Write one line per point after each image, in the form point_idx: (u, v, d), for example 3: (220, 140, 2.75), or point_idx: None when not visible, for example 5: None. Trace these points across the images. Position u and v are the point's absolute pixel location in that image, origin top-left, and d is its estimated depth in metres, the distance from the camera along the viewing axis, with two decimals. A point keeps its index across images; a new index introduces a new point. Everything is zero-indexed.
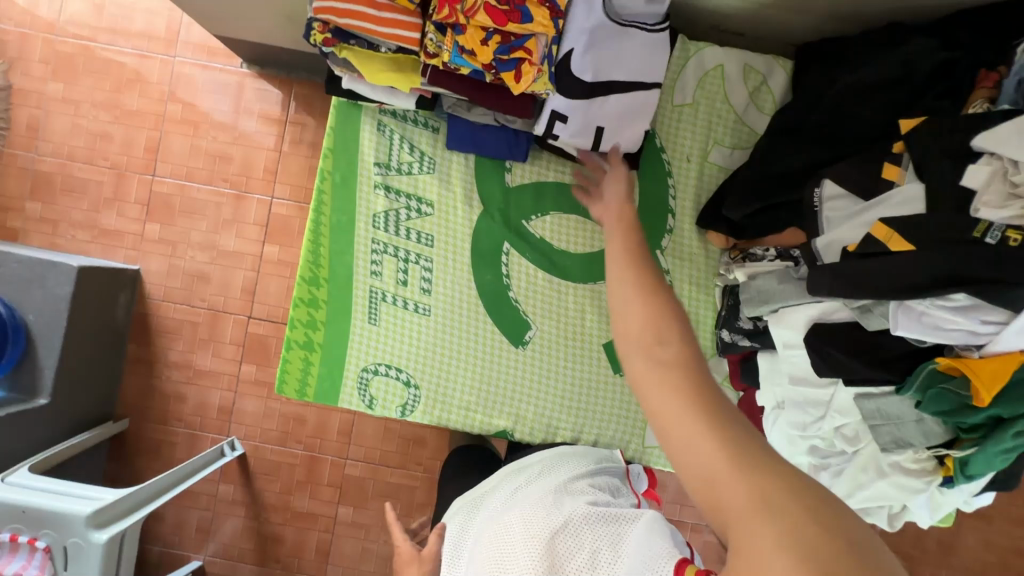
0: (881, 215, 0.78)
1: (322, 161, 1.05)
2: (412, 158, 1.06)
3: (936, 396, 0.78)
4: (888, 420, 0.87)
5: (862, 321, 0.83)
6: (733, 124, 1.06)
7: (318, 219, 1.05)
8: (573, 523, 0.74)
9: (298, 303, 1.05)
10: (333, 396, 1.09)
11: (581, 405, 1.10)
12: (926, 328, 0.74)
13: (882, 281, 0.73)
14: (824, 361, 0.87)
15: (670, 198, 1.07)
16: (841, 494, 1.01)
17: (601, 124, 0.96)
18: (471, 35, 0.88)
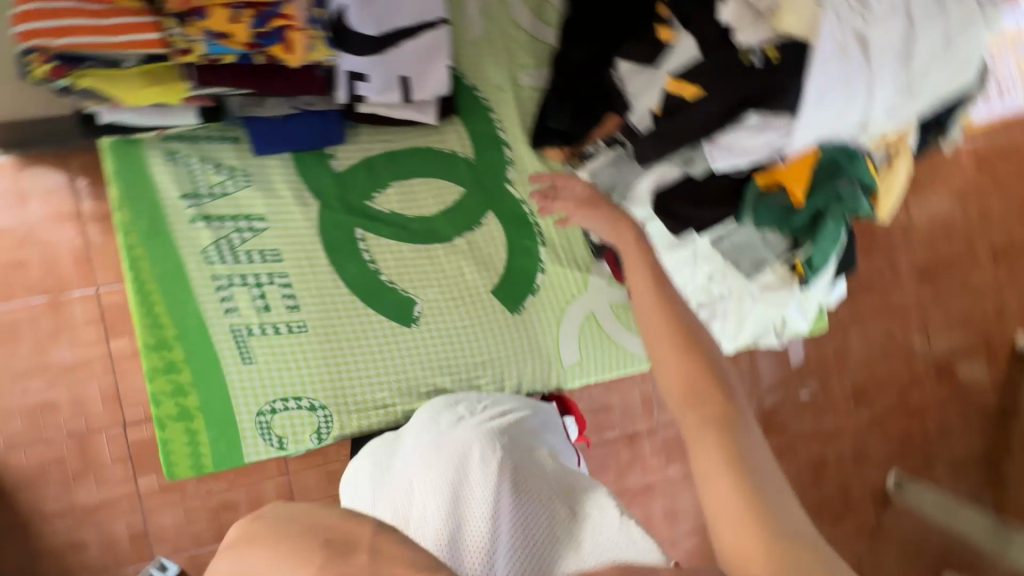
0: (670, 71, 0.74)
1: (115, 214, 0.84)
2: (222, 177, 0.88)
3: (764, 210, 0.75)
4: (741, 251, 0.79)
5: (689, 171, 0.77)
6: (528, 45, 1.00)
7: (137, 277, 0.85)
8: (530, 472, 0.65)
9: (151, 376, 0.85)
10: (237, 457, 0.89)
11: (498, 357, 0.98)
12: (735, 155, 0.71)
13: (693, 130, 0.70)
14: (676, 221, 0.79)
15: (500, 131, 1.00)
16: (727, 341, 0.90)
17: (403, 74, 0.87)
18: (217, 15, 0.66)
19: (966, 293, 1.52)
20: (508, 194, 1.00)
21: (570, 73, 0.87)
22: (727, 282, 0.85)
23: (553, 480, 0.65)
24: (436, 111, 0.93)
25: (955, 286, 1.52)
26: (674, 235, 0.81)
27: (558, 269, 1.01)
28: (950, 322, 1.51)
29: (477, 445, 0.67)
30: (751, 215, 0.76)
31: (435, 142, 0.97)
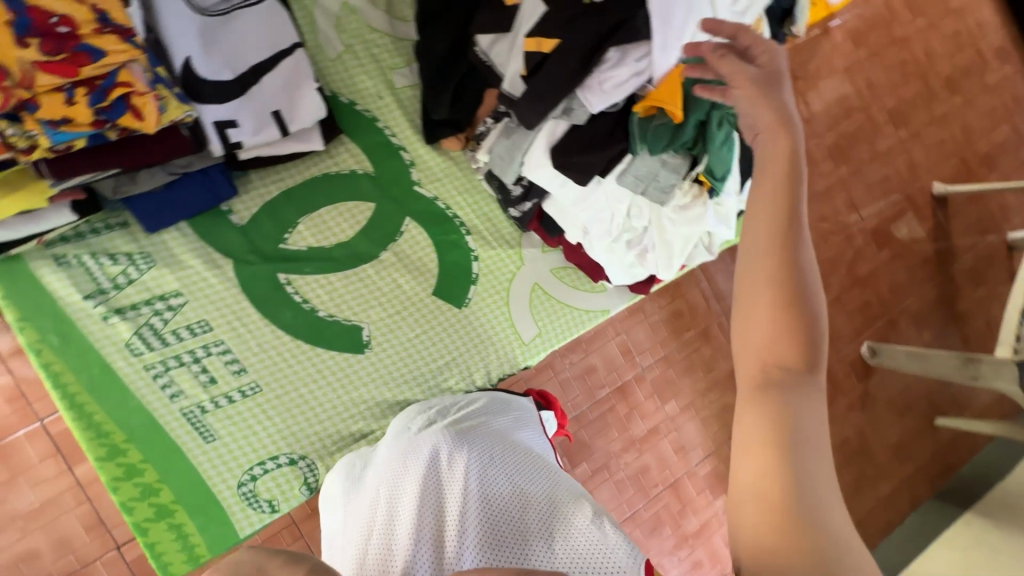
0: (525, 32, 0.75)
1: (21, 337, 0.80)
2: (121, 266, 0.85)
3: (653, 136, 0.76)
4: (647, 181, 0.81)
5: (573, 120, 0.78)
6: (393, 45, 1.00)
7: (65, 393, 0.81)
8: (508, 475, 0.68)
9: (114, 486, 0.81)
10: (231, 535, 0.86)
11: (459, 353, 0.98)
12: (610, 92, 0.73)
13: (563, 80, 0.72)
14: (579, 172, 0.80)
15: (390, 136, 0.99)
16: (664, 266, 0.94)
17: (275, 108, 0.85)
18: (49, 101, 0.62)
19: (877, 161, 1.61)
20: (420, 196, 0.99)
21: (438, 60, 0.87)
22: (644, 215, 0.88)
23: (529, 512, 0.64)
24: (322, 137, 0.91)
25: (865, 157, 1.61)
26: (583, 185, 0.81)
27: (490, 252, 1.02)
28: (870, 192, 1.60)
29: (454, 451, 0.69)
30: (645, 144, 0.78)
31: (331, 167, 0.96)
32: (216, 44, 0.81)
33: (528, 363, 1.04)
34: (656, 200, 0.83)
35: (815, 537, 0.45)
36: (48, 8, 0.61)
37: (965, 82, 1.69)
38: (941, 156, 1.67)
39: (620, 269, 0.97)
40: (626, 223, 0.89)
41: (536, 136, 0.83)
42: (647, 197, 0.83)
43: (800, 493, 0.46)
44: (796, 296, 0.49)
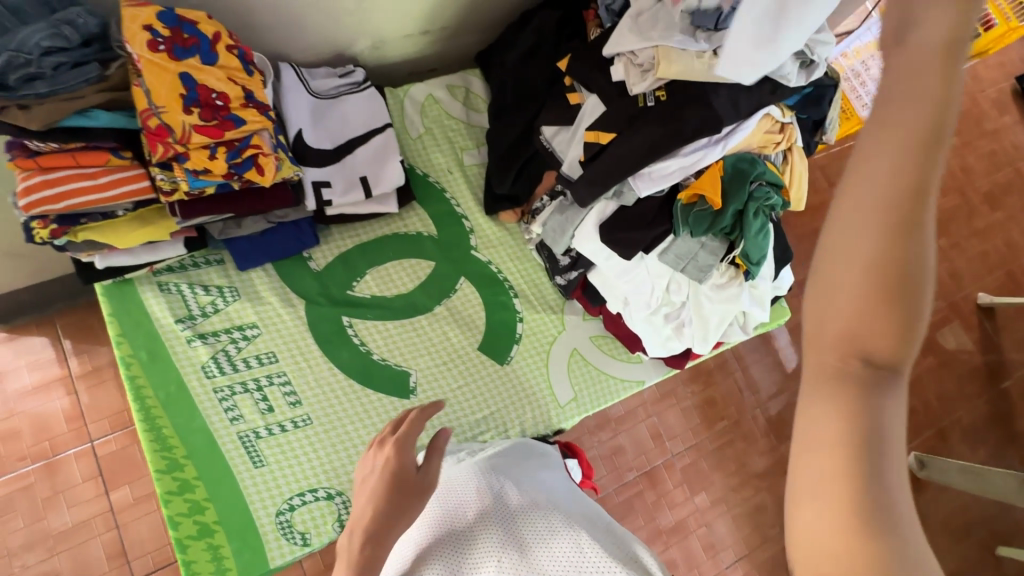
0: (585, 126, 0.88)
1: (118, 350, 0.90)
2: (212, 297, 0.96)
3: (696, 220, 0.85)
4: (686, 260, 0.89)
5: (623, 202, 0.88)
6: (466, 130, 1.15)
7: (144, 405, 0.89)
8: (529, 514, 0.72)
9: (167, 498, 0.85)
10: (261, 564, 0.88)
11: (497, 408, 1.03)
12: (658, 180, 0.84)
13: (617, 166, 0.83)
14: (625, 246, 0.88)
15: (455, 206, 1.12)
16: (700, 340, 0.99)
17: (363, 174, 0.99)
18: (196, 155, 0.76)
19: None
20: (476, 260, 1.09)
21: (506, 146, 1.01)
22: (683, 291, 0.94)
23: (548, 554, 0.67)
24: (397, 202, 1.04)
25: None
26: (626, 259, 0.89)
27: (534, 315, 1.09)
28: None
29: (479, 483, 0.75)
30: (688, 228, 0.86)
31: (401, 228, 1.08)
32: (325, 120, 0.98)
33: (561, 426, 1.06)
34: (695, 278, 0.90)
35: (892, 548, 0.28)
36: (211, 86, 0.76)
37: (1003, 198, 1.75)
38: (984, 267, 1.68)
39: (657, 342, 1.01)
40: (665, 297, 0.96)
41: (587, 213, 0.93)
42: (687, 275, 0.90)
43: (875, 502, 0.29)
44: (909, 235, 0.30)
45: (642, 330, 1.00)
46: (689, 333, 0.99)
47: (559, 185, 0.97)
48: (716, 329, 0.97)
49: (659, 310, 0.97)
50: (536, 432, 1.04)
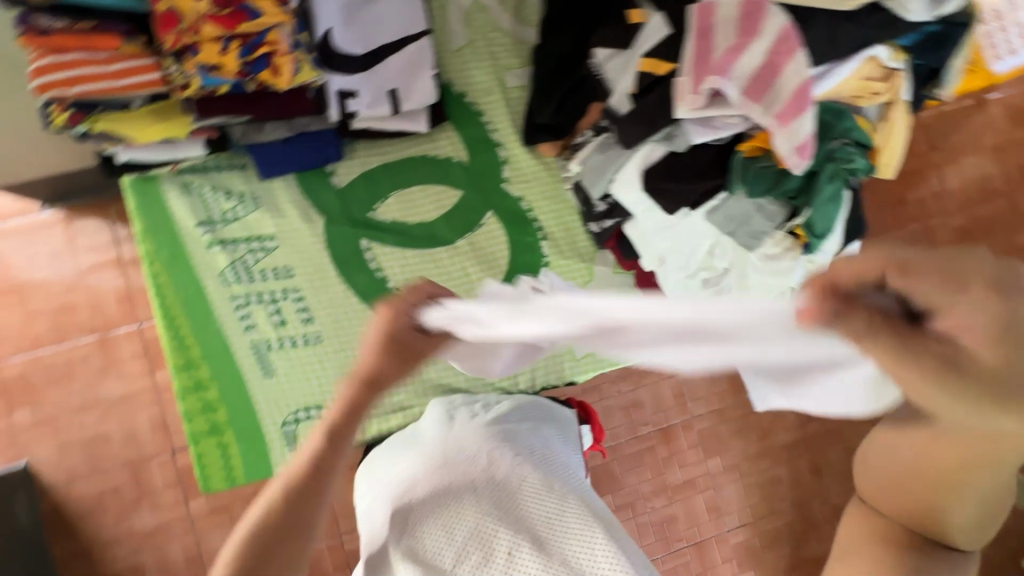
0: (642, 52, 0.74)
1: (140, 247, 0.91)
2: (232, 203, 0.94)
3: (755, 177, 0.74)
4: (736, 223, 0.78)
5: (673, 147, 0.78)
6: (512, 46, 1.03)
7: (165, 303, 0.91)
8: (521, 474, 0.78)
9: (183, 394, 0.90)
10: (266, 467, 0.92)
11: (507, 354, 1.00)
12: (715, 129, 0.73)
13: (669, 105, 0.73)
14: (668, 201, 0.79)
15: (490, 131, 1.02)
16: None
17: (392, 87, 0.90)
18: (208, 48, 0.72)
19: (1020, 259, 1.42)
20: (506, 194, 1.01)
21: (551, 68, 0.89)
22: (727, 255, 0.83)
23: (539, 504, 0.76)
24: (427, 120, 0.96)
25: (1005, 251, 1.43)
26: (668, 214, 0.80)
27: (563, 260, 1.02)
28: None
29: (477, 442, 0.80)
30: (745, 184, 0.75)
31: (429, 149, 1.00)
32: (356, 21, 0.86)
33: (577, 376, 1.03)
34: (745, 246, 0.79)
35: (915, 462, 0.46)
36: None
37: None
38: None
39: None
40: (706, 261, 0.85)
41: (630, 158, 0.83)
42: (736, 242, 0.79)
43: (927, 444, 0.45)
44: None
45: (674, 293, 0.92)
46: None
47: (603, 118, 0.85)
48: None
49: (697, 275, 0.87)
50: (548, 381, 1.02)
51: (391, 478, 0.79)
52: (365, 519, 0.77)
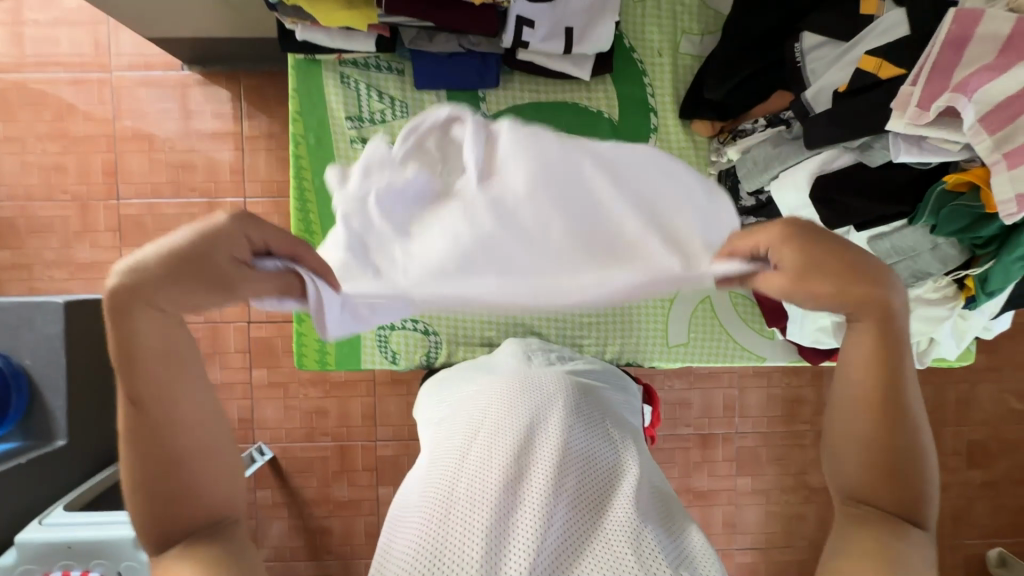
0: (865, 49, 0.81)
1: (292, 126, 1.00)
2: (382, 105, 1.02)
3: (949, 216, 0.78)
4: (904, 255, 0.85)
5: (866, 160, 0.84)
6: (698, 10, 1.04)
7: (302, 186, 1.02)
8: (587, 426, 0.83)
9: (302, 276, 1.03)
10: (355, 359, 1.07)
11: (596, 319, 1.08)
12: (925, 152, 0.76)
13: (871, 112, 0.79)
14: (835, 214, 0.85)
15: (649, 96, 1.07)
16: None
17: (570, 24, 0.90)
18: None
19: None
20: None
21: (749, 42, 0.92)
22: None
23: (597, 457, 0.79)
24: (591, 69, 0.98)
25: None
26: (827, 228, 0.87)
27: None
28: None
29: (558, 384, 0.89)
30: (934, 221, 0.79)
31: (584, 99, 1.06)
32: None
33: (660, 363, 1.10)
34: (902, 284, 0.87)
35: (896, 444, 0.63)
36: None
37: None
38: None
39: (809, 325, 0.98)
40: None
41: (810, 158, 0.90)
42: (895, 275, 0.87)
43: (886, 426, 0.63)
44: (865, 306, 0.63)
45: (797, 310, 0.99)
46: None
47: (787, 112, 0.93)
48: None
49: None
50: (626, 359, 1.11)
51: (472, 394, 0.89)
52: (442, 426, 0.87)
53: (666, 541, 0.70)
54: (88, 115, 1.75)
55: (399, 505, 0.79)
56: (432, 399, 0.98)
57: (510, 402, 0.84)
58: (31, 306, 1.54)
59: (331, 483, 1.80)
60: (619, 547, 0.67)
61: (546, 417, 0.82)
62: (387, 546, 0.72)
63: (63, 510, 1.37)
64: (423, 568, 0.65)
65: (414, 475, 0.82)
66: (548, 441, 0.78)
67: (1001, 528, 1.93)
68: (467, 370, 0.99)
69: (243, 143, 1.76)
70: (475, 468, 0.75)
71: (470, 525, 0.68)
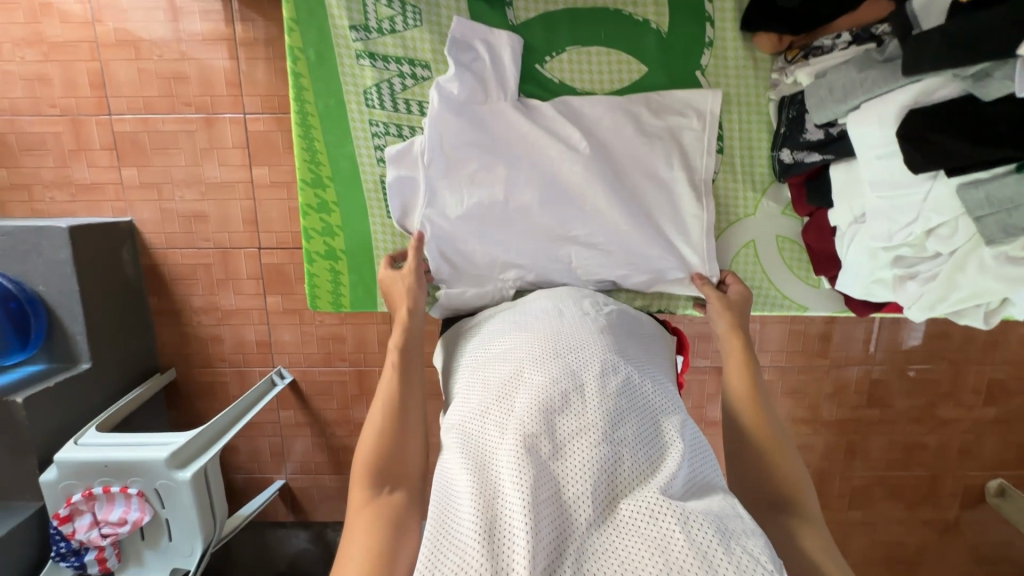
0: None
1: (291, 40, 1.07)
2: (392, 13, 1.06)
3: None
4: (998, 208, 0.76)
5: (976, 92, 0.73)
6: None
7: (305, 109, 1.11)
8: (632, 395, 0.81)
9: (309, 210, 1.16)
10: (368, 297, 1.21)
11: None
12: None
13: (987, 31, 0.67)
14: (926, 158, 0.78)
15: (707, 3, 1.07)
16: (932, 300, 0.95)
17: None
18: None
19: None
20: (698, 82, 1.11)
21: None
22: (957, 240, 0.86)
23: (642, 428, 0.77)
24: None
25: None
26: (912, 169, 0.81)
27: (731, 183, 1.16)
28: None
29: (599, 351, 0.87)
30: None
31: (629, 5, 1.07)
32: None
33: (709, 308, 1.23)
34: (989, 239, 0.79)
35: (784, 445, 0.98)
36: None
37: None
38: None
39: (865, 274, 1.04)
40: (919, 238, 0.91)
41: (904, 86, 0.82)
42: (981, 230, 0.79)
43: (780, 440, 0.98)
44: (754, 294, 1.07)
45: (858, 257, 1.03)
46: (917, 286, 0.96)
47: (883, 29, 0.88)
48: (951, 301, 0.94)
49: (900, 248, 0.95)
50: (658, 307, 1.23)
51: (503, 363, 0.88)
52: (480, 388, 0.86)
53: (713, 511, 0.68)
54: (63, 17, 1.58)
55: (440, 468, 0.80)
56: (467, 359, 0.97)
57: (544, 372, 0.82)
58: (34, 231, 1.49)
59: (351, 405, 1.84)
60: (666, 523, 0.65)
61: (581, 387, 0.80)
62: (430, 519, 0.73)
63: (95, 431, 1.43)
64: (468, 540, 0.65)
65: (448, 443, 0.81)
66: (584, 414, 0.76)
67: (1005, 461, 1.96)
68: (503, 331, 0.97)
69: (237, 50, 1.60)
70: (517, 436, 0.74)
71: (509, 501, 0.68)
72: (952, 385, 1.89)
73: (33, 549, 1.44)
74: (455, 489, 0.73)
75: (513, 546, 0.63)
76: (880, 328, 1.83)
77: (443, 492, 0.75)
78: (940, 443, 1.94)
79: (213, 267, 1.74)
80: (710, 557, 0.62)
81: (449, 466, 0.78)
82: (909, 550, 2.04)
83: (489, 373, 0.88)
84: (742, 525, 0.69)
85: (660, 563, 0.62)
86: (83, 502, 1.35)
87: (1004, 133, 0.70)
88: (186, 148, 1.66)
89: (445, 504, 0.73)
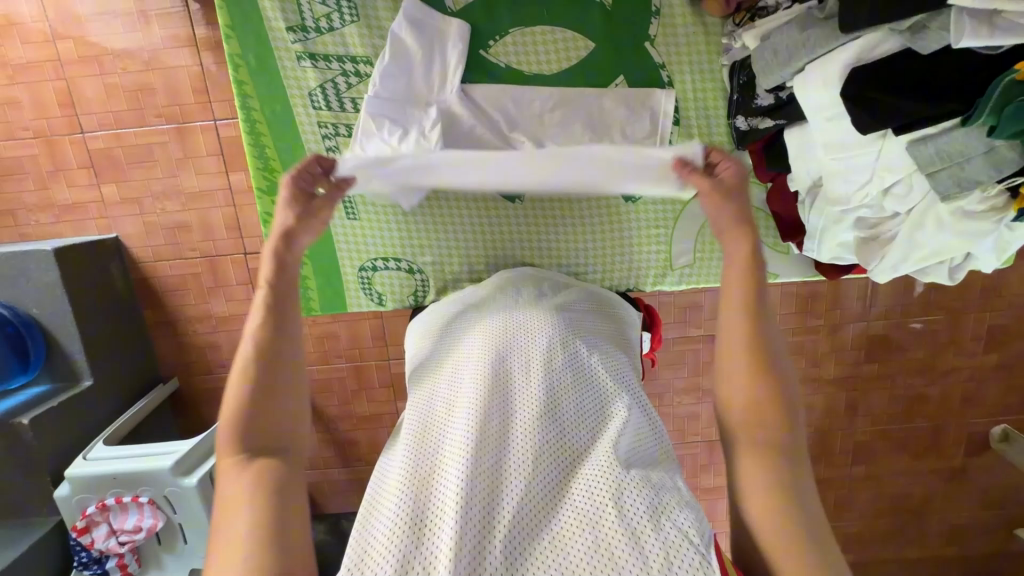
0: None
1: (229, 45, 1.11)
2: (328, 10, 1.10)
3: (1015, 112, 0.66)
4: (948, 162, 0.76)
5: (916, 47, 0.73)
6: None
7: (251, 117, 1.16)
8: (576, 375, 0.86)
9: (270, 219, 1.22)
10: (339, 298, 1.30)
11: (581, 250, 1.27)
12: (988, 34, 0.65)
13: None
14: (872, 117, 0.78)
15: None
16: (896, 262, 0.97)
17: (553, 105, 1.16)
18: None
19: None
20: (649, 53, 1.14)
21: None
22: (912, 199, 0.88)
23: (585, 406, 0.82)
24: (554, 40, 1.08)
25: None
26: (859, 129, 0.80)
27: None
28: None
29: (548, 331, 0.92)
30: (993, 120, 0.69)
31: None
32: None
33: (681, 284, 1.31)
34: (942, 194, 0.79)
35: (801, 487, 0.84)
36: None
37: None
38: None
39: (828, 241, 1.05)
40: (877, 198, 0.92)
41: (846, 43, 0.81)
42: (935, 185, 0.79)
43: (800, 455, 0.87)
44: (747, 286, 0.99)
45: (816, 223, 1.05)
46: (879, 248, 0.97)
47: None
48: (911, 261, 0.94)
49: (858, 211, 0.96)
50: (629, 284, 1.30)
51: (457, 347, 0.94)
52: (433, 372, 0.91)
53: (649, 484, 0.72)
54: (24, 38, 1.57)
55: (388, 448, 0.84)
56: (422, 347, 1.02)
57: (493, 352, 0.88)
58: (23, 255, 1.52)
59: (352, 400, 1.87)
60: (601, 496, 0.69)
61: (528, 366, 0.85)
62: (371, 488, 0.78)
63: (103, 444, 1.47)
64: (403, 510, 0.68)
65: (399, 425, 0.86)
66: (529, 392, 0.82)
67: (1010, 405, 1.95)
68: (457, 318, 1.02)
69: (201, 55, 1.58)
70: (462, 412, 0.79)
71: (446, 470, 0.72)
72: (952, 333, 1.86)
73: (55, 559, 1.51)
74: (397, 463, 0.77)
75: (444, 508, 0.67)
76: (874, 283, 1.81)
77: (387, 470, 0.79)
78: (941, 392, 1.93)
79: (202, 275, 1.75)
80: (640, 527, 0.65)
81: (394, 447, 0.82)
82: (917, 499, 2.06)
83: (443, 358, 0.93)
84: (680, 499, 0.71)
85: (591, 533, 0.65)
86: (98, 514, 1.39)
87: (945, 84, 0.73)
88: (161, 159, 1.66)
89: (388, 480, 0.77)
